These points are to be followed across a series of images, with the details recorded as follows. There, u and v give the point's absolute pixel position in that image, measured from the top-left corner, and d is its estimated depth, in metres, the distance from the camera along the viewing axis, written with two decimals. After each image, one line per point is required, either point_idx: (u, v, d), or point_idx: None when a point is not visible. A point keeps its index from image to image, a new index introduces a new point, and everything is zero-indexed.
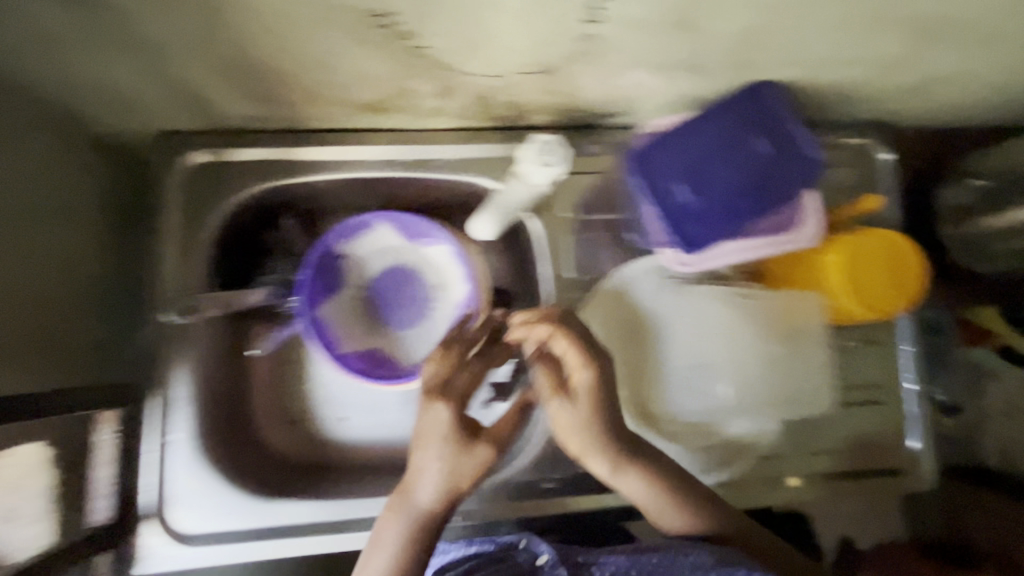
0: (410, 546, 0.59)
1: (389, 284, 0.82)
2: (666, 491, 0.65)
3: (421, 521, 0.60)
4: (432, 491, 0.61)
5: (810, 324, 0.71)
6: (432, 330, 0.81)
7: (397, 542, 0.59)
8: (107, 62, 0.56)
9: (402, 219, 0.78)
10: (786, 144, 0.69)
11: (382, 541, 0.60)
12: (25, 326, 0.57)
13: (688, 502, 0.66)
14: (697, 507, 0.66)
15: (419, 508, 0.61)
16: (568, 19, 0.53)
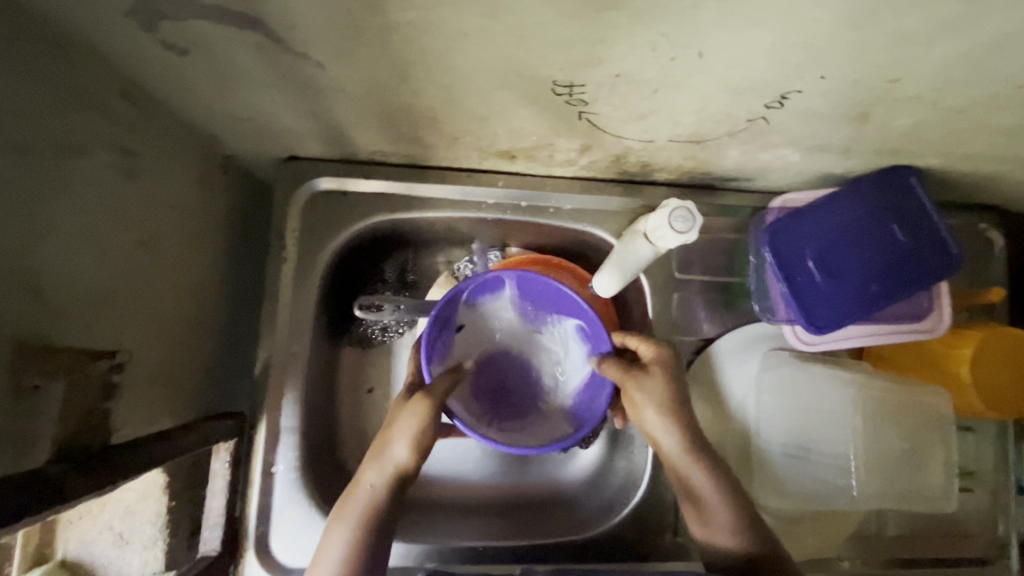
0: (365, 540, 0.59)
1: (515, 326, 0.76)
2: (717, 506, 0.63)
3: (374, 508, 0.61)
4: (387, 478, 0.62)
5: (932, 419, 0.70)
6: (559, 386, 0.76)
7: (344, 546, 0.59)
8: (268, 99, 0.55)
9: (534, 281, 0.71)
10: (924, 236, 0.68)
11: (333, 537, 0.60)
12: (161, 358, 0.58)
13: (736, 524, 0.62)
14: (744, 531, 0.62)
15: (374, 493, 0.61)
16: (748, 104, 0.52)
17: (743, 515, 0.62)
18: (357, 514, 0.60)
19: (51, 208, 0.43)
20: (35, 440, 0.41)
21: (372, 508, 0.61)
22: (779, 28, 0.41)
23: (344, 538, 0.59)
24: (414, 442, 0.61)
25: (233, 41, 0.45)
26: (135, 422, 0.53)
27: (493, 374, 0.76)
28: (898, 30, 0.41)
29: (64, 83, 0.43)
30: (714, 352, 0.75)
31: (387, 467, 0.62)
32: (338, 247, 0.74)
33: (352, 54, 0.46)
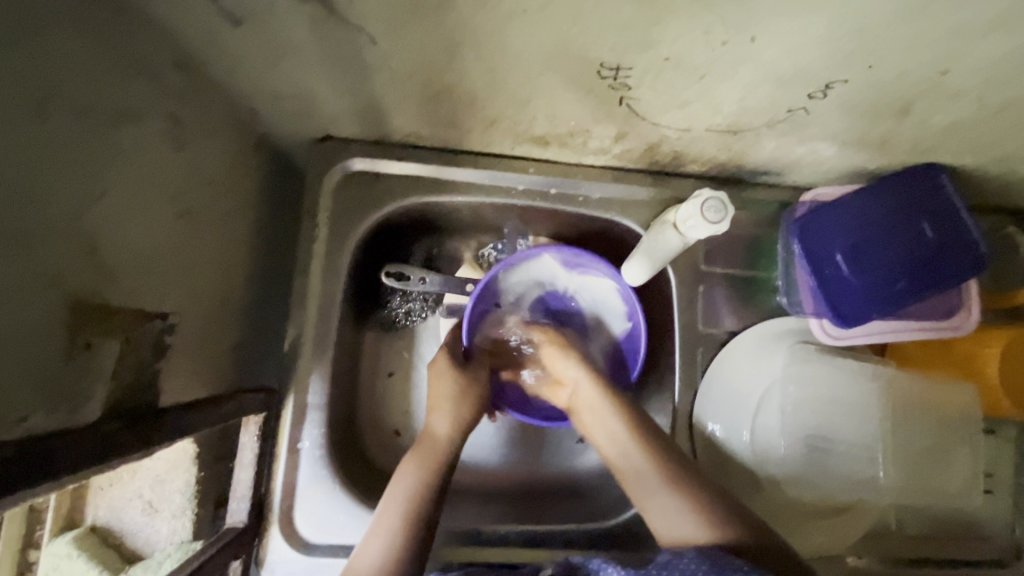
0: (430, 487, 0.61)
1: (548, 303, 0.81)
2: (672, 486, 0.59)
3: (436, 457, 0.64)
4: (448, 425, 0.68)
5: (961, 416, 0.72)
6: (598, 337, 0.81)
7: (411, 494, 0.60)
8: (314, 75, 0.55)
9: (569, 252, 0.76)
10: (954, 234, 0.68)
11: (402, 477, 0.62)
12: (198, 329, 0.58)
13: (704, 511, 0.57)
14: (717, 520, 0.56)
15: (432, 445, 0.66)
16: (793, 94, 0.52)
17: (718, 504, 0.58)
18: (421, 461, 0.63)
19: (104, 172, 0.43)
20: (91, 395, 0.43)
21: (437, 456, 0.64)
22: (836, 14, 0.41)
23: (404, 495, 0.60)
24: (465, 397, 0.70)
25: (291, 12, 0.45)
26: (173, 388, 0.54)
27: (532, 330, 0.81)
28: (955, 18, 0.41)
29: (126, 49, 0.44)
30: (735, 345, 0.75)
31: (443, 424, 0.68)
32: (367, 228, 0.74)
33: (407, 29, 0.46)
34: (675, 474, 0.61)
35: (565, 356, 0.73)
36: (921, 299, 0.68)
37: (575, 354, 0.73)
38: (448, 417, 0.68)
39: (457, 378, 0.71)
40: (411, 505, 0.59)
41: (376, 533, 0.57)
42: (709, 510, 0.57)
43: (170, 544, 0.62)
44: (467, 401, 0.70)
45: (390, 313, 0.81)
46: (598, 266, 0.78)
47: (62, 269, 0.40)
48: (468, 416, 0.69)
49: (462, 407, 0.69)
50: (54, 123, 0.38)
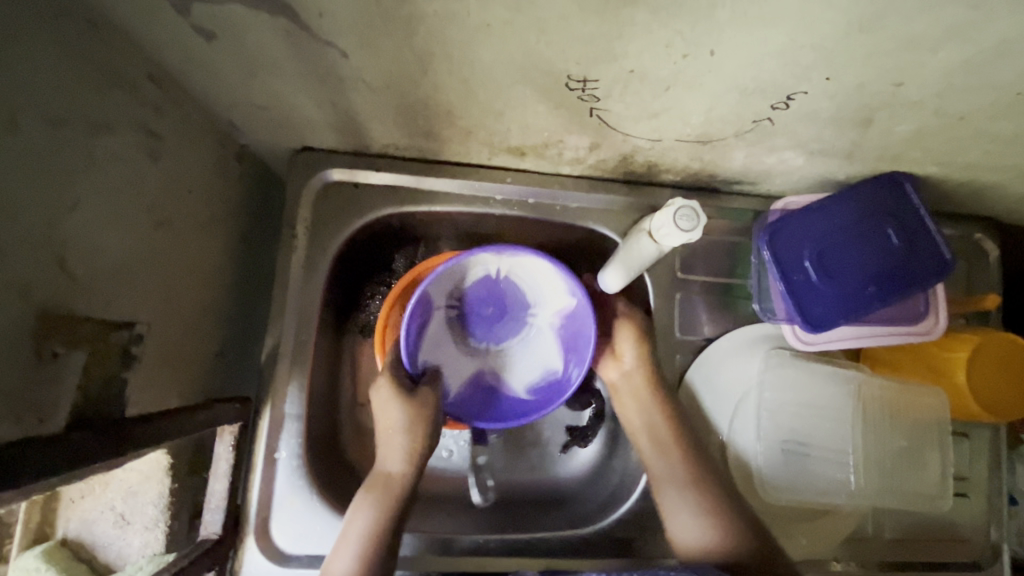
0: (388, 521, 0.64)
1: (478, 307, 0.75)
2: (700, 504, 0.67)
3: (389, 491, 0.66)
4: (401, 458, 0.68)
5: (932, 417, 0.72)
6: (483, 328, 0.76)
7: (369, 521, 0.63)
8: (288, 87, 0.56)
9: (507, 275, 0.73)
10: (917, 242, 0.70)
11: (357, 515, 0.64)
12: (171, 339, 0.58)
13: (722, 524, 0.66)
14: (722, 527, 0.66)
15: (384, 479, 0.67)
16: (757, 105, 0.54)
17: (732, 518, 0.66)
18: (376, 498, 0.65)
19: (76, 181, 0.43)
20: (54, 406, 0.42)
21: (389, 488, 0.66)
22: (790, 30, 0.43)
23: (364, 532, 0.63)
24: (413, 418, 0.69)
25: (261, 25, 0.46)
26: (145, 398, 0.54)
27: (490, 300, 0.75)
28: (904, 32, 0.43)
29: (98, 63, 0.45)
30: (711, 352, 0.76)
31: (393, 455, 0.68)
32: (346, 238, 0.74)
33: (377, 42, 0.47)
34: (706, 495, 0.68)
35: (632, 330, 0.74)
36: (889, 304, 0.69)
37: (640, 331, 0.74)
38: (398, 446, 0.69)
39: (403, 404, 0.69)
40: (373, 537, 0.63)
41: (334, 568, 0.61)
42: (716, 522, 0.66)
43: (143, 556, 0.61)
44: (409, 429, 0.69)
45: (369, 318, 0.81)
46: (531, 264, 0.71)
47: (28, 278, 0.40)
48: (419, 438, 0.69)
49: (406, 433, 0.69)
50: (24, 133, 0.38)
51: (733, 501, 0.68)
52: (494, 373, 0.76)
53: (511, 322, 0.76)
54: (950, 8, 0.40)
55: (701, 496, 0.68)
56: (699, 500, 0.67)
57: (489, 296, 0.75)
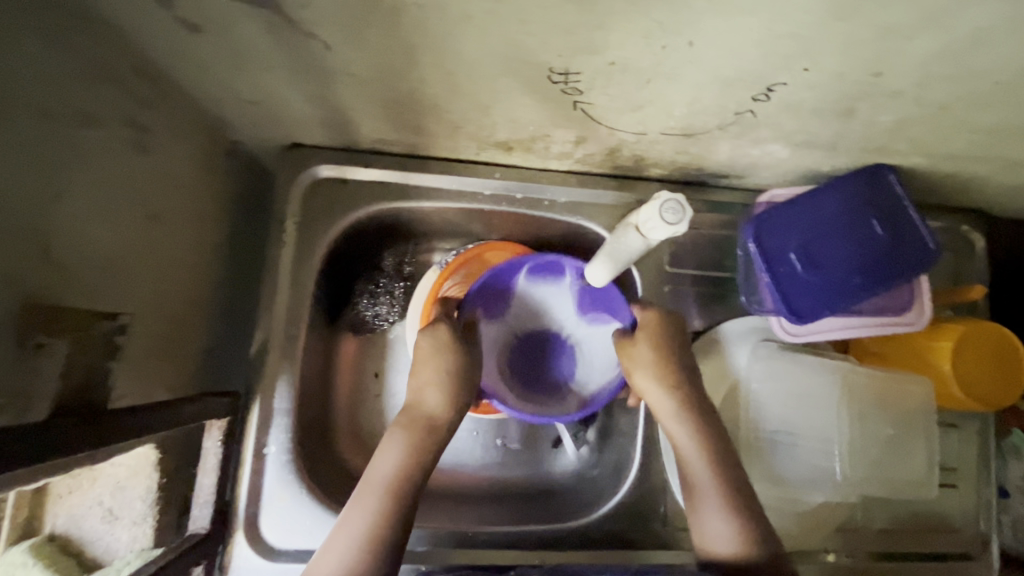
0: (419, 464, 0.62)
1: (531, 353, 0.78)
2: (726, 508, 0.63)
3: (427, 433, 0.64)
4: (442, 401, 0.66)
5: (921, 407, 0.73)
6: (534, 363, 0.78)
7: (398, 465, 0.61)
8: (274, 81, 0.56)
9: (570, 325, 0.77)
10: (902, 233, 0.70)
11: (388, 455, 0.62)
12: (159, 333, 0.58)
13: (750, 527, 0.62)
14: (749, 530, 0.61)
15: (423, 421, 0.65)
16: (739, 96, 0.54)
17: (755, 519, 0.62)
18: (411, 437, 0.64)
19: (61, 174, 0.44)
20: (37, 396, 0.42)
21: (426, 434, 0.64)
22: (767, 19, 0.43)
23: (391, 477, 0.61)
24: (465, 372, 0.68)
25: (246, 17, 0.46)
26: (131, 390, 0.54)
27: (541, 347, 0.78)
28: (879, 21, 0.43)
29: (81, 55, 0.45)
30: (700, 345, 0.76)
31: (433, 401, 0.66)
32: (336, 234, 0.75)
33: (361, 34, 0.48)
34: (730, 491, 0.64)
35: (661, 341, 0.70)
36: (874, 294, 0.70)
37: (664, 341, 0.70)
38: (441, 392, 0.66)
39: (460, 357, 0.68)
40: (402, 481, 0.61)
41: (358, 509, 0.58)
42: (745, 524, 0.62)
43: (131, 551, 0.61)
44: (455, 380, 0.67)
45: (359, 314, 0.82)
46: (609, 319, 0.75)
47: (11, 267, 0.40)
48: (465, 394, 0.67)
49: (453, 382, 0.67)
50: (7, 123, 0.39)
51: (754, 502, 0.64)
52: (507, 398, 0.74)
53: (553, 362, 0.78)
54: None
55: (733, 503, 0.63)
56: (728, 501, 0.63)
57: (547, 351, 0.78)
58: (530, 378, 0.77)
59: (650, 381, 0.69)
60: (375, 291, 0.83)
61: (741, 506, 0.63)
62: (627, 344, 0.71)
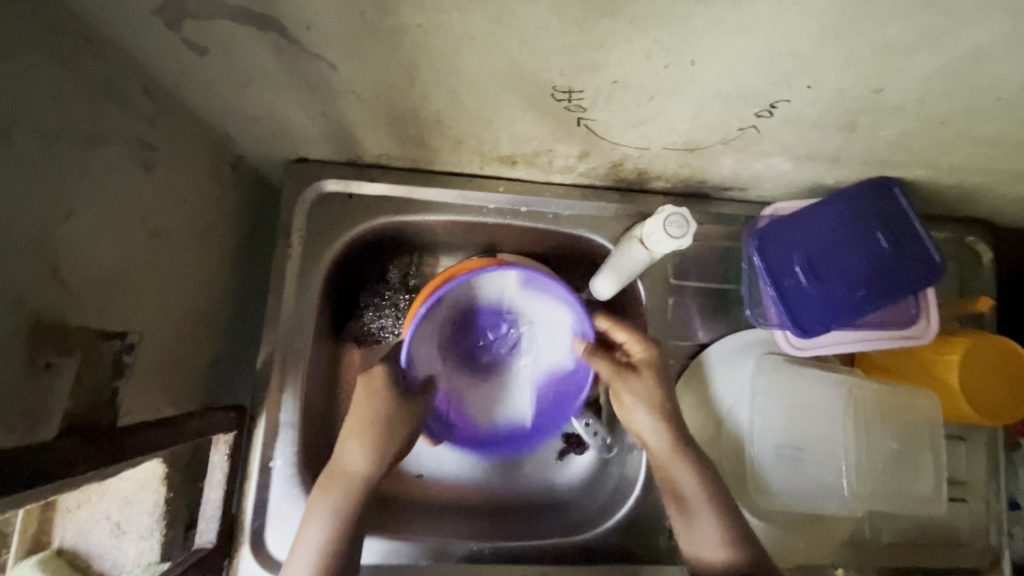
0: (348, 522, 0.62)
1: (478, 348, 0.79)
2: (716, 527, 0.64)
3: (354, 488, 0.63)
4: (365, 457, 0.65)
5: (928, 420, 0.72)
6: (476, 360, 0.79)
7: (331, 522, 0.61)
8: (280, 99, 0.57)
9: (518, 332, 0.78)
10: (907, 245, 0.70)
11: (314, 516, 0.61)
12: (166, 348, 0.59)
13: (731, 535, 0.64)
14: (734, 538, 0.64)
15: (350, 478, 0.64)
16: (740, 112, 0.54)
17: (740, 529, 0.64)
18: (340, 494, 0.63)
19: (71, 195, 0.44)
20: (47, 414, 0.43)
21: (353, 490, 0.63)
22: (767, 38, 0.44)
23: (322, 531, 0.60)
24: (371, 426, 0.67)
25: (254, 39, 0.47)
26: (139, 406, 0.54)
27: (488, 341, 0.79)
28: (879, 39, 0.44)
29: (91, 77, 0.46)
30: (704, 358, 0.76)
31: (355, 455, 0.66)
32: (340, 248, 0.75)
33: (365, 55, 0.48)
34: (719, 512, 0.65)
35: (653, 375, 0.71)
36: (880, 307, 0.69)
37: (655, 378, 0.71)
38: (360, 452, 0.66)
39: (384, 404, 0.69)
40: (336, 538, 0.61)
41: (313, 521, 0.61)
42: (728, 534, 0.64)
43: (138, 565, 0.61)
44: (386, 433, 0.67)
45: (364, 326, 0.82)
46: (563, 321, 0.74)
47: (21, 287, 0.41)
48: (383, 446, 0.67)
49: (365, 447, 0.66)
50: (18, 147, 0.39)
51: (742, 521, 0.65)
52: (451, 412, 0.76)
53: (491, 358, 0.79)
54: (920, 15, 0.41)
55: (723, 522, 0.65)
56: (712, 514, 0.65)
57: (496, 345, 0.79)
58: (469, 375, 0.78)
59: (645, 414, 0.69)
60: (379, 303, 0.82)
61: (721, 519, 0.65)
62: (632, 376, 0.70)
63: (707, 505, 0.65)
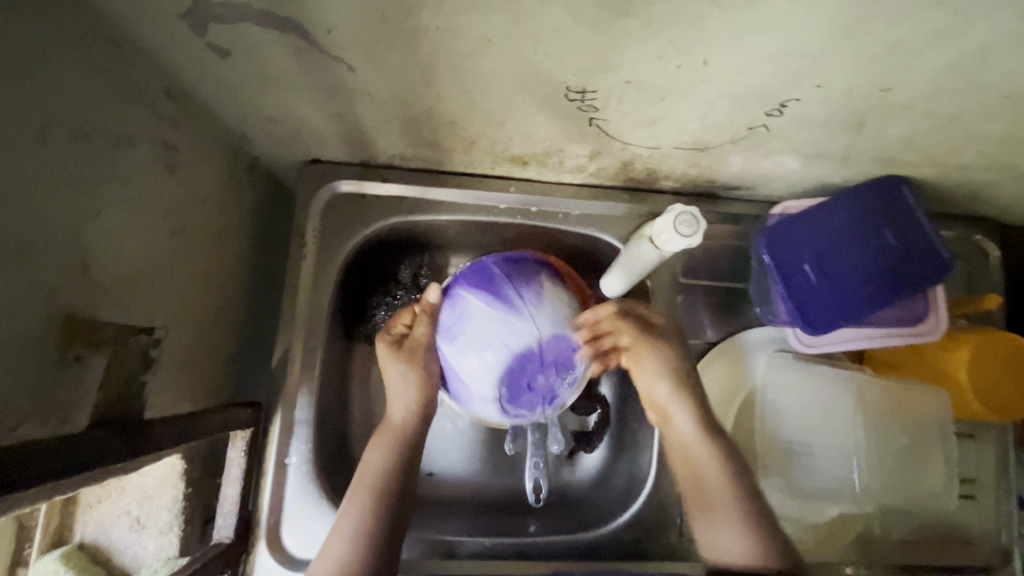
0: (398, 467, 0.66)
1: (519, 372, 0.61)
2: (733, 521, 0.64)
3: (398, 436, 0.67)
4: (407, 404, 0.68)
5: (938, 416, 0.73)
6: (508, 377, 0.61)
7: (379, 468, 0.65)
8: (297, 101, 0.58)
9: (519, 404, 0.63)
10: (916, 243, 0.70)
11: (371, 460, 0.66)
12: (185, 345, 0.60)
13: (759, 529, 0.63)
14: (761, 542, 0.62)
15: (394, 428, 0.68)
16: (750, 112, 0.55)
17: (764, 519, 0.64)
18: (385, 444, 0.67)
19: (99, 195, 0.46)
20: (75, 407, 0.44)
21: (396, 439, 0.67)
22: (777, 39, 0.44)
23: (377, 469, 0.65)
24: (422, 380, 0.67)
25: (276, 43, 0.48)
26: (160, 401, 0.56)
27: (517, 376, 0.61)
28: (889, 39, 0.45)
29: (119, 80, 0.47)
30: (714, 356, 0.77)
31: (399, 389, 0.68)
32: (354, 247, 0.76)
33: (384, 58, 0.50)
34: (746, 503, 0.64)
35: (648, 349, 0.69)
36: (888, 304, 0.70)
37: (649, 350, 0.69)
38: (404, 400, 0.68)
39: (408, 360, 0.67)
40: (384, 484, 0.64)
41: (372, 457, 0.66)
42: (758, 538, 0.62)
43: (157, 560, 0.63)
44: (430, 382, 0.68)
45: (375, 326, 0.81)
46: (501, 420, 0.66)
47: (54, 284, 0.42)
48: (430, 394, 0.68)
49: (413, 391, 0.68)
50: (51, 147, 0.41)
51: (768, 512, 0.65)
52: (455, 322, 0.64)
53: (511, 390, 0.62)
54: (930, 14, 0.42)
55: (748, 520, 0.63)
56: (738, 510, 0.64)
57: (518, 383, 0.62)
58: (499, 369, 0.61)
59: (662, 384, 0.69)
60: (390, 302, 0.81)
61: (752, 511, 0.64)
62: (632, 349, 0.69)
63: (731, 494, 0.65)
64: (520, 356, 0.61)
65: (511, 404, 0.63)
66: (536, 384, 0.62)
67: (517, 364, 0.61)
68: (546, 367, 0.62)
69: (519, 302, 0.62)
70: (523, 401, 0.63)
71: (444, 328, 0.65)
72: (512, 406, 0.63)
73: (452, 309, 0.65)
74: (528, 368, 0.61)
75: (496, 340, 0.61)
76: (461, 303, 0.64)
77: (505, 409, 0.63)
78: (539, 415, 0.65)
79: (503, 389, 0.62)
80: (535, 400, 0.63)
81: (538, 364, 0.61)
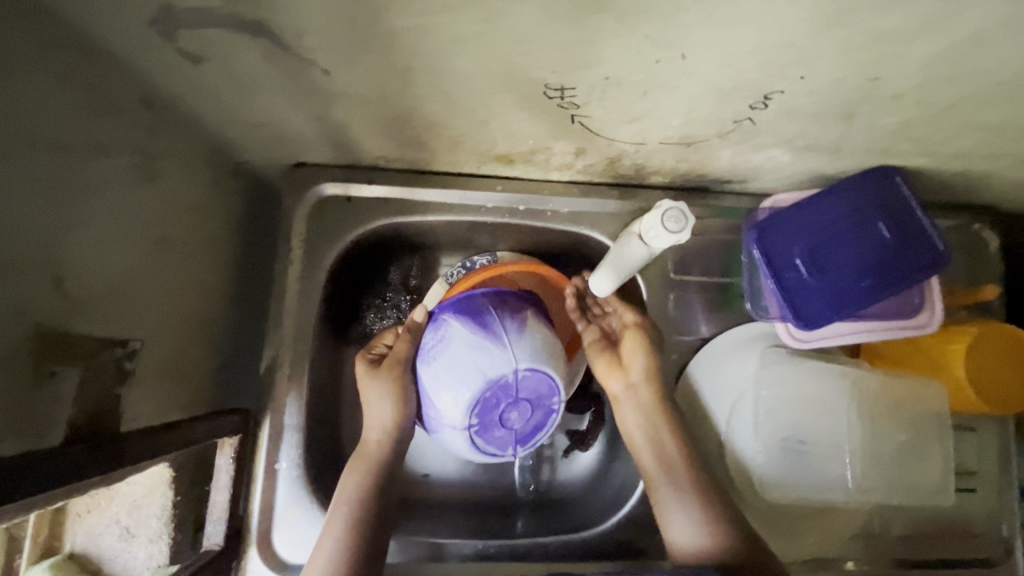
0: (375, 490, 0.64)
1: (492, 402, 0.60)
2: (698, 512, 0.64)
3: (373, 460, 0.66)
4: (380, 425, 0.67)
5: (936, 409, 0.71)
6: (479, 409, 0.59)
7: (355, 492, 0.64)
8: (275, 105, 0.57)
9: (485, 440, 0.61)
10: (911, 235, 0.69)
11: (346, 484, 0.65)
12: (169, 355, 0.60)
13: (718, 524, 0.63)
14: (717, 526, 0.63)
15: (369, 452, 0.67)
16: (735, 105, 0.54)
17: (728, 518, 0.64)
18: (362, 469, 0.66)
19: (74, 207, 0.45)
20: (52, 422, 0.44)
21: (374, 462, 0.66)
22: (757, 30, 0.43)
23: (352, 494, 0.64)
24: (398, 397, 0.67)
25: (248, 49, 0.47)
26: (144, 411, 0.55)
27: (490, 406, 0.60)
28: (873, 28, 0.43)
29: (92, 91, 0.46)
30: (707, 352, 0.76)
31: (377, 411, 0.67)
32: (341, 251, 0.76)
33: (358, 61, 0.49)
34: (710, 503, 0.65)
35: (641, 340, 0.73)
36: (883, 298, 0.68)
37: (648, 340, 0.73)
38: (381, 419, 0.67)
39: (384, 378, 0.67)
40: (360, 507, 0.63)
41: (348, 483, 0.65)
42: (717, 526, 0.63)
43: (148, 568, 0.63)
44: (409, 399, 0.67)
45: (367, 329, 0.82)
46: (467, 451, 0.62)
47: (26, 300, 0.41)
48: (407, 414, 0.67)
49: (390, 409, 0.67)
50: (19, 159, 0.40)
51: (732, 509, 0.65)
52: (431, 345, 0.63)
53: (476, 421, 0.60)
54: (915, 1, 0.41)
55: (710, 513, 0.64)
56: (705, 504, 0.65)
57: (489, 416, 0.60)
58: (472, 397, 0.59)
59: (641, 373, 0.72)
60: (381, 305, 0.82)
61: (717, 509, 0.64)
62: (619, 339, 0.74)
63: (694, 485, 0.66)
64: (499, 387, 0.59)
65: (474, 436, 0.61)
66: (508, 420, 0.61)
67: (490, 396, 0.59)
68: (520, 404, 0.60)
69: (500, 332, 0.60)
70: (488, 431, 0.61)
71: (423, 345, 0.64)
72: (479, 436, 0.61)
73: (431, 329, 0.64)
74: (504, 402, 0.60)
75: (471, 369, 0.59)
76: (442, 327, 0.63)
77: (471, 441, 0.61)
78: (510, 454, 0.63)
79: (473, 420, 0.60)
80: (502, 439, 0.62)
81: (516, 402, 0.60)
